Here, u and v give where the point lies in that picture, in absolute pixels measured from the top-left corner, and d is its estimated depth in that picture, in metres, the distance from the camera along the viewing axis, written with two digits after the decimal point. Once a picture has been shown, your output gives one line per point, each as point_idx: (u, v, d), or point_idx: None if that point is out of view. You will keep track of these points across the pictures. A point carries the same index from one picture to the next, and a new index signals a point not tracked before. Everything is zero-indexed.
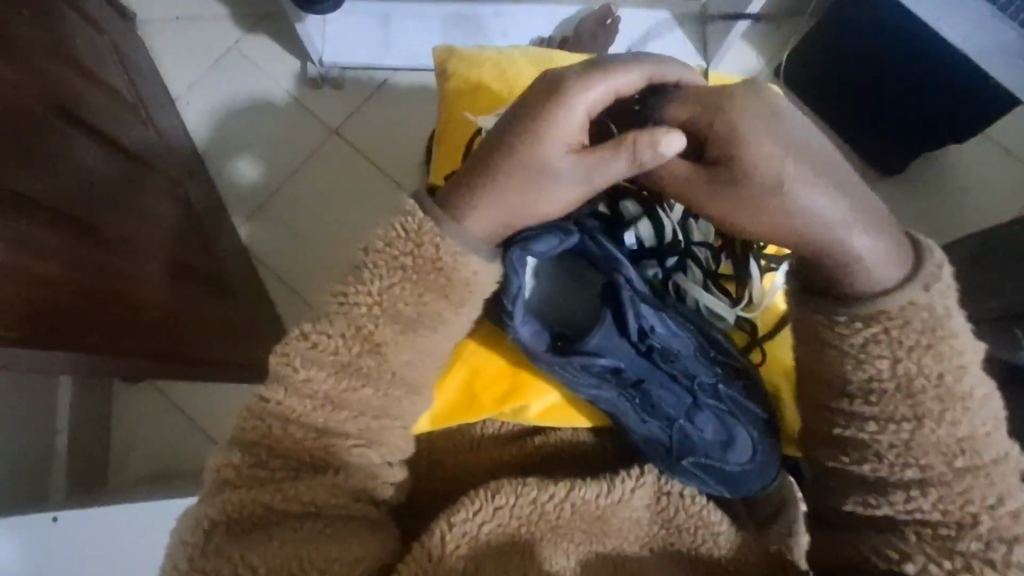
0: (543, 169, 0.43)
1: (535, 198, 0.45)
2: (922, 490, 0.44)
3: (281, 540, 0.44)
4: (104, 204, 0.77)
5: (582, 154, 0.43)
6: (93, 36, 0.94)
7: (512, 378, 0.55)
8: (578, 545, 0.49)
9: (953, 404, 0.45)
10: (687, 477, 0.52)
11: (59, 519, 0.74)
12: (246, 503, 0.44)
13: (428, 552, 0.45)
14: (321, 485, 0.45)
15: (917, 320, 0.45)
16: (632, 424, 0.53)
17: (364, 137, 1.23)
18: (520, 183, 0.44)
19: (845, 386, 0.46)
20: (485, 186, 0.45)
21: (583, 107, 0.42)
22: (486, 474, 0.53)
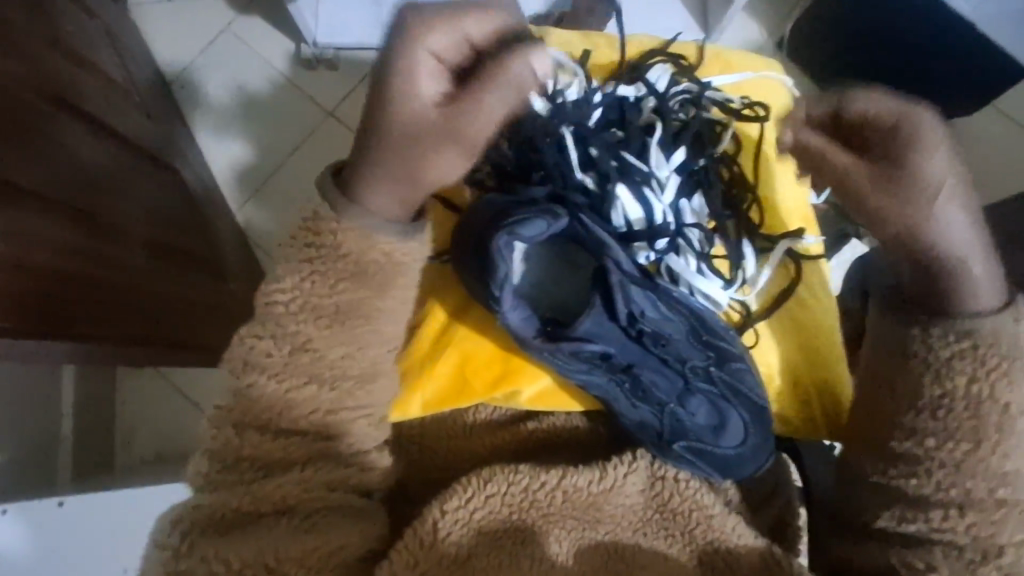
0: (409, 127, 0.43)
1: (420, 161, 0.44)
2: (960, 512, 0.48)
3: (257, 537, 0.45)
4: (100, 191, 0.76)
5: (446, 104, 0.42)
6: (84, 19, 0.93)
7: (504, 364, 0.55)
8: (570, 531, 0.49)
9: (1003, 432, 0.48)
10: (678, 459, 0.52)
11: (65, 504, 0.75)
12: (219, 503, 0.47)
13: (420, 539, 0.46)
14: (290, 480, 0.47)
15: (993, 341, 0.49)
16: (621, 410, 0.53)
17: (360, 119, 1.21)
18: (397, 148, 0.44)
19: (912, 401, 0.50)
20: (370, 156, 0.45)
21: (431, 56, 0.41)
22: (479, 457, 0.54)
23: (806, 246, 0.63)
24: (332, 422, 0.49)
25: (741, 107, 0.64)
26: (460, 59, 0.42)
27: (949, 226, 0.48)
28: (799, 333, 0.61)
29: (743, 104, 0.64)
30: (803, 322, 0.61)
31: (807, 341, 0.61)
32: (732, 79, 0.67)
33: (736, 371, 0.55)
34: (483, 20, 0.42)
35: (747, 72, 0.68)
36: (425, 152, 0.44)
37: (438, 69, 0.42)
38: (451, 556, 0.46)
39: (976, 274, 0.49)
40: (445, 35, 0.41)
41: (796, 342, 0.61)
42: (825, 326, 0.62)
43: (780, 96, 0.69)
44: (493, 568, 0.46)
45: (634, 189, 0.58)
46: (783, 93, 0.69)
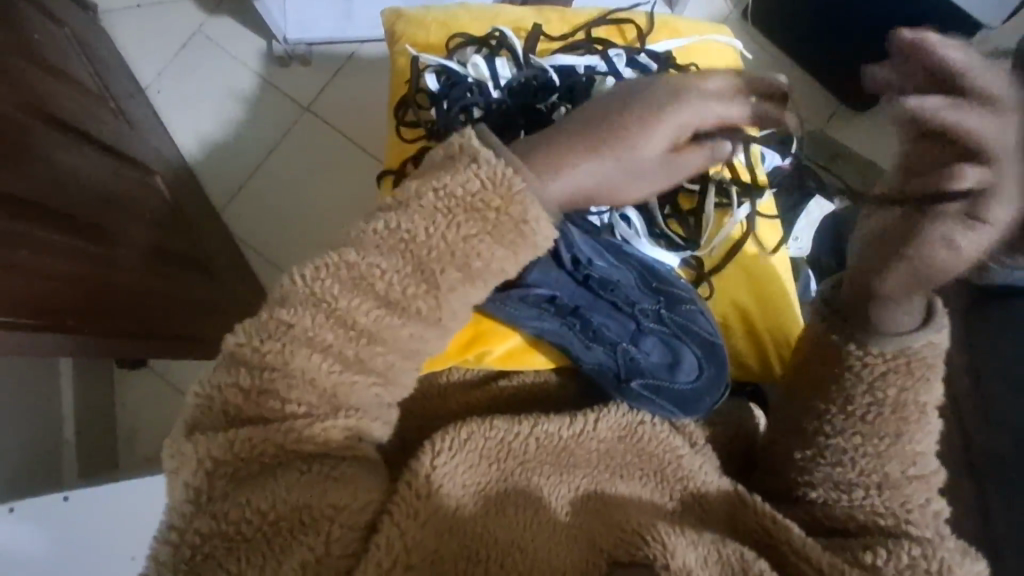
0: (618, 147, 0.50)
1: (620, 187, 0.51)
2: (878, 491, 0.50)
3: (288, 483, 0.45)
4: (85, 197, 0.79)
5: (672, 157, 0.51)
6: (54, 30, 0.95)
7: (474, 327, 0.59)
8: (550, 475, 0.52)
9: (920, 423, 0.51)
10: (638, 392, 0.56)
11: (70, 498, 0.78)
12: (254, 450, 0.46)
13: (417, 491, 0.48)
14: (333, 427, 0.47)
15: (920, 361, 0.50)
16: (579, 349, 0.57)
17: (336, 113, 1.23)
18: (615, 168, 0.50)
19: (842, 404, 0.52)
20: (588, 148, 0.50)
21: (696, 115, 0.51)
22: (456, 415, 0.58)
23: (761, 203, 0.69)
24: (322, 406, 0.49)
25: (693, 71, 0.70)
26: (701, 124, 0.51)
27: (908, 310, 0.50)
28: (753, 284, 0.67)
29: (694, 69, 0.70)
30: (756, 274, 0.67)
31: (761, 290, 0.67)
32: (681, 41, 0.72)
33: (679, 312, 0.61)
34: (710, 111, 0.51)
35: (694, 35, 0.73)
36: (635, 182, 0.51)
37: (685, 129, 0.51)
38: (445, 508, 0.48)
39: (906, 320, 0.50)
40: (719, 114, 0.51)
41: (750, 293, 0.67)
42: (775, 273, 0.68)
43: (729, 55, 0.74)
44: (483, 514, 0.49)
45: None
46: (731, 54, 0.74)
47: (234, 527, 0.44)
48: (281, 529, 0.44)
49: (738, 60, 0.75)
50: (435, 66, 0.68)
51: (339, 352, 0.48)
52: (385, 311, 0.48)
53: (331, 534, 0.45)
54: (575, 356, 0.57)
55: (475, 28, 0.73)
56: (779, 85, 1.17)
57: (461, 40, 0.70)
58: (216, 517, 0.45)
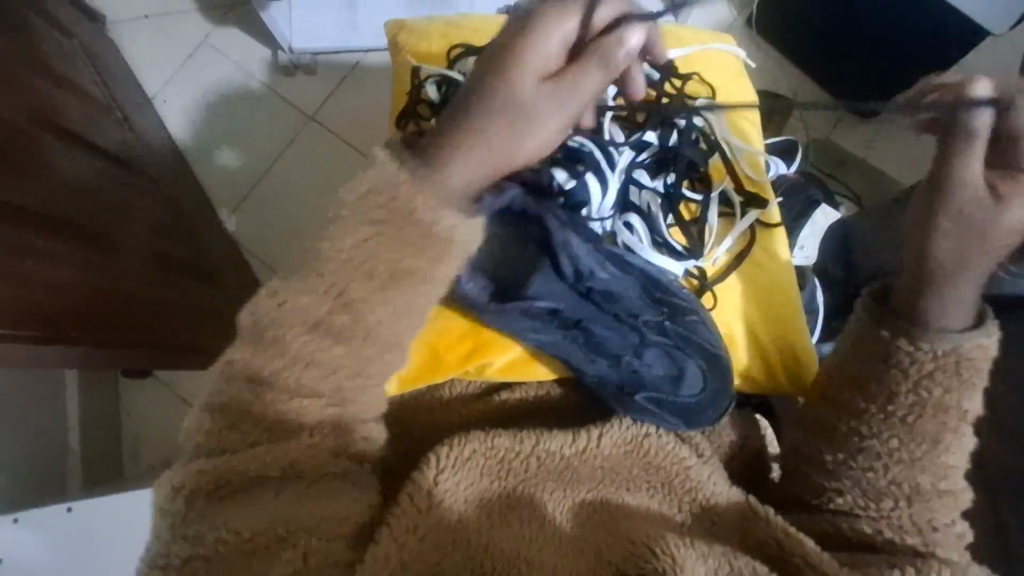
0: (483, 119, 0.44)
1: (518, 143, 0.45)
2: (907, 502, 0.50)
3: (262, 503, 0.46)
4: (88, 205, 0.79)
5: (556, 86, 0.43)
6: (61, 41, 0.96)
7: (474, 338, 0.59)
8: (555, 490, 0.52)
9: (955, 434, 0.50)
10: (641, 405, 0.56)
11: (73, 509, 0.78)
12: (246, 470, 0.46)
13: (417, 504, 0.48)
14: (295, 447, 0.47)
15: (970, 364, 0.49)
16: (581, 361, 0.58)
17: (340, 121, 1.24)
18: (505, 125, 0.44)
19: (886, 406, 0.51)
20: (474, 115, 0.44)
21: (557, 30, 0.42)
22: (456, 428, 0.58)
23: (767, 212, 0.67)
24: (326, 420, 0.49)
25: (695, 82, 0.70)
26: (568, 40, 0.43)
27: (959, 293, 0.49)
28: (756, 292, 0.66)
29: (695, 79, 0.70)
30: (762, 282, 0.66)
31: (764, 300, 0.66)
32: (683, 50, 0.71)
33: (680, 323, 0.60)
34: (566, 17, 0.42)
35: (695, 45, 0.73)
36: (524, 135, 0.44)
37: (558, 51, 0.43)
38: (446, 521, 0.48)
39: (955, 304, 0.49)
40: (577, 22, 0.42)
41: (753, 301, 0.66)
42: (781, 282, 0.67)
43: (730, 64, 0.74)
44: (487, 527, 0.49)
45: (596, 172, 0.62)
46: (733, 65, 0.74)
47: (218, 548, 0.44)
48: (258, 545, 0.44)
49: (742, 72, 0.75)
50: (435, 79, 0.68)
51: (341, 365, 0.48)
52: (388, 322, 0.48)
53: (309, 546, 0.45)
54: (577, 368, 0.58)
55: (477, 38, 0.73)
56: (785, 93, 1.17)
57: (462, 50, 0.70)
58: (190, 540, 0.45)
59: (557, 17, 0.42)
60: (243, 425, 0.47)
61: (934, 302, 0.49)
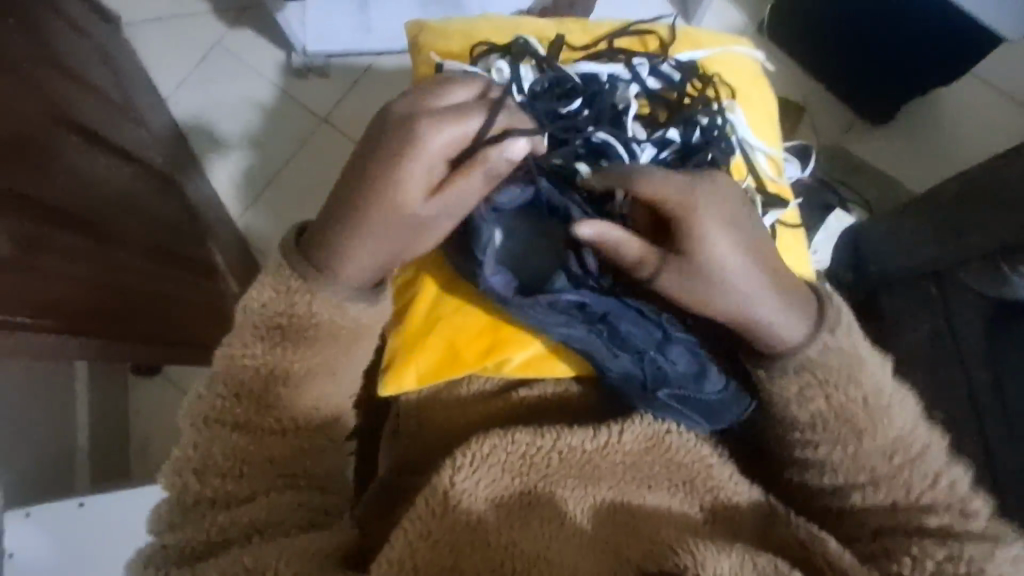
0: (371, 228, 0.48)
1: (413, 241, 0.49)
2: (872, 486, 0.55)
3: (234, 551, 0.48)
4: (104, 201, 0.79)
5: (444, 194, 0.47)
6: (78, 40, 0.96)
7: (493, 335, 0.58)
8: (575, 487, 0.51)
9: (870, 415, 0.54)
10: (665, 406, 0.55)
11: (84, 504, 0.79)
12: (221, 521, 0.50)
13: (433, 508, 0.48)
14: (249, 505, 0.50)
15: (828, 367, 0.53)
16: (604, 357, 0.56)
17: (352, 124, 1.24)
18: (391, 229, 0.48)
19: (795, 424, 0.55)
20: (363, 223, 0.47)
21: (441, 147, 0.46)
22: (474, 425, 0.58)
23: (786, 213, 0.68)
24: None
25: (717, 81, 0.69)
26: (445, 151, 0.46)
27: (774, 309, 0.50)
28: None
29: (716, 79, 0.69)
30: None
31: None
32: (703, 53, 0.71)
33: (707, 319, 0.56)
34: (440, 135, 0.46)
35: (713, 47, 0.73)
36: (417, 236, 0.49)
37: (440, 160, 0.47)
38: (463, 520, 0.48)
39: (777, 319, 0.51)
40: (445, 142, 0.46)
41: None
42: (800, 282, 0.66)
43: (748, 66, 0.74)
44: (506, 526, 0.49)
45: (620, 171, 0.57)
46: (750, 67, 0.74)
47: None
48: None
49: (758, 73, 0.75)
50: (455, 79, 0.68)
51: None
52: None
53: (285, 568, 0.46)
54: (600, 363, 0.56)
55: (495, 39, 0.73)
56: (795, 99, 1.17)
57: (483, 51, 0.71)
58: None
59: (422, 139, 0.45)
60: (215, 482, 0.51)
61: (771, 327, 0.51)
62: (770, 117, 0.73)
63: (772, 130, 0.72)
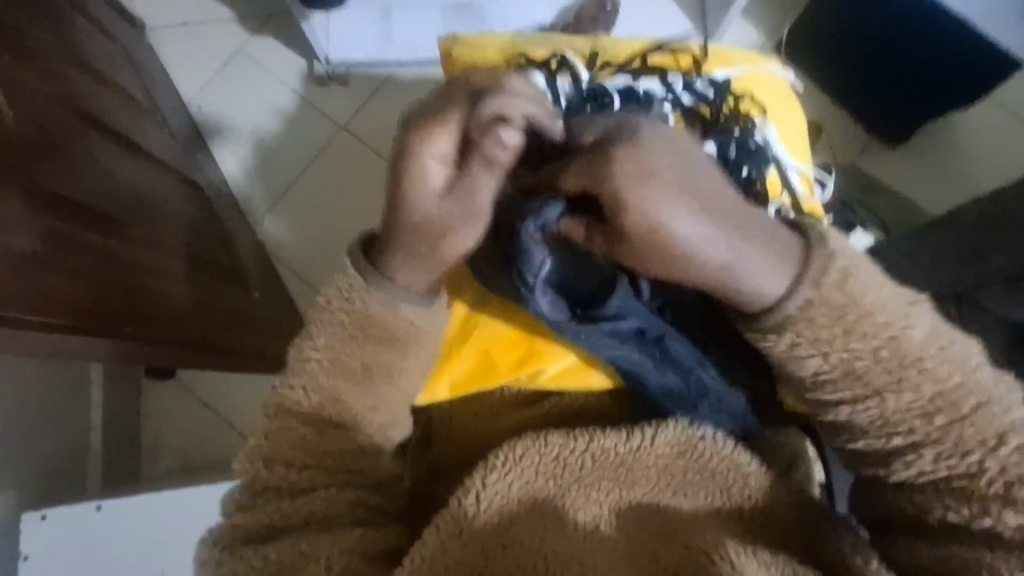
0: (399, 245, 0.43)
1: (440, 252, 0.42)
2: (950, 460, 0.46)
3: (295, 540, 0.48)
4: (128, 202, 0.80)
5: (459, 196, 0.39)
6: (106, 43, 0.98)
7: (527, 345, 0.59)
8: (607, 493, 0.52)
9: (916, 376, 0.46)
10: (703, 420, 0.56)
11: (102, 507, 0.78)
12: (281, 509, 0.49)
13: (461, 511, 0.49)
14: (311, 496, 0.50)
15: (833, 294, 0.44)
16: (648, 373, 0.55)
17: (372, 133, 1.25)
18: (416, 242, 0.42)
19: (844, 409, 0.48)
20: (397, 242, 0.42)
21: (434, 156, 0.37)
22: (507, 434, 0.59)
23: None
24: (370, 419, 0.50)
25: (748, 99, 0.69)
26: (440, 155, 0.37)
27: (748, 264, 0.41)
28: None
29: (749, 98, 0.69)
30: None
31: None
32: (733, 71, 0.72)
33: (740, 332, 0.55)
34: (424, 140, 0.36)
35: (743, 66, 0.74)
36: (444, 247, 0.41)
37: (436, 166, 0.37)
38: (494, 524, 0.49)
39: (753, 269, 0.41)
40: (435, 146, 0.36)
41: None
42: None
43: (777, 84, 0.75)
44: (540, 531, 0.50)
45: None
46: (782, 88, 0.75)
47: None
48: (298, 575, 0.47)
49: (789, 94, 0.75)
50: None
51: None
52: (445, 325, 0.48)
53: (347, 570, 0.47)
54: (638, 374, 0.55)
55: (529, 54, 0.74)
56: (812, 118, 1.18)
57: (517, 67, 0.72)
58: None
59: (407, 150, 0.37)
60: (275, 476, 0.50)
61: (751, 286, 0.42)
62: (800, 137, 0.74)
63: (802, 150, 0.73)
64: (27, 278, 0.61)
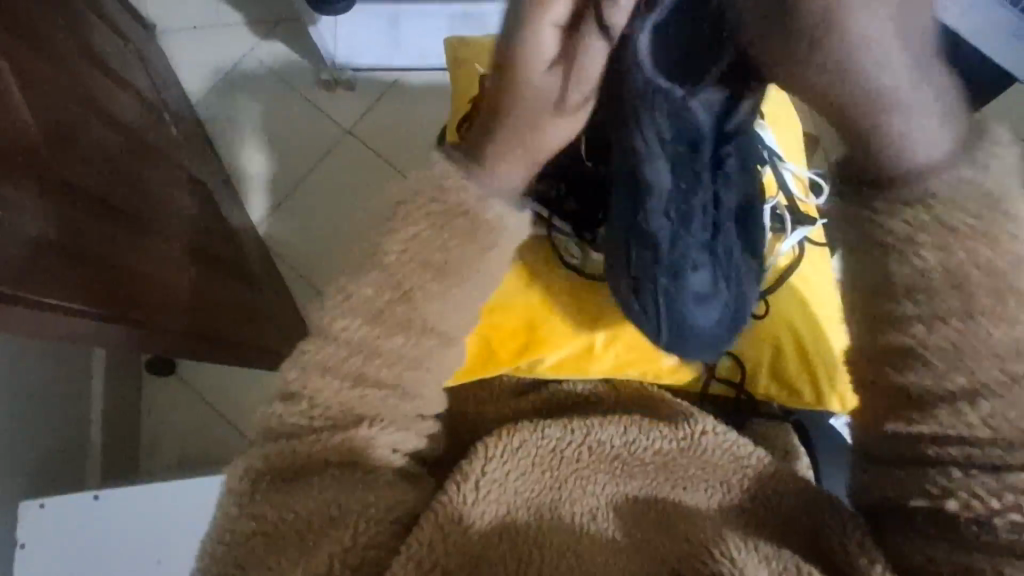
0: (510, 124, 0.45)
1: (545, 128, 0.45)
2: None
3: (320, 488, 0.48)
4: (135, 196, 0.81)
5: (568, 71, 0.43)
6: (117, 42, 0.99)
7: (528, 339, 0.71)
8: (605, 484, 0.54)
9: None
10: (689, 315, 0.60)
11: (100, 497, 0.78)
12: (318, 448, 0.49)
13: (456, 508, 0.49)
14: (348, 442, 0.50)
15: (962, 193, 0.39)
16: (667, 242, 0.54)
17: (377, 137, 1.27)
18: (523, 116, 0.45)
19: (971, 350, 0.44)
20: (506, 120, 0.45)
21: (548, 22, 0.40)
22: (504, 419, 0.64)
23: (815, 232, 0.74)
24: (398, 384, 0.51)
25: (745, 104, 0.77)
26: (557, 22, 0.40)
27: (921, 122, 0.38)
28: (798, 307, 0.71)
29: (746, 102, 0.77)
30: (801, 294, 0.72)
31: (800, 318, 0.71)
32: None
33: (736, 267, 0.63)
34: (550, 6, 0.39)
35: None
36: (554, 123, 0.45)
37: (552, 39, 0.41)
38: (493, 514, 0.50)
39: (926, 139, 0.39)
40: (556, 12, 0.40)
41: (793, 318, 0.71)
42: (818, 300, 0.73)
43: None
44: (537, 521, 0.51)
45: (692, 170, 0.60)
46: None
47: (280, 522, 0.48)
48: (313, 524, 0.47)
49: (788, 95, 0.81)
50: None
51: (433, 323, 0.50)
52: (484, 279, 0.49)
53: (363, 527, 0.48)
54: (656, 242, 0.53)
55: None
56: None
57: None
58: (254, 517, 0.48)
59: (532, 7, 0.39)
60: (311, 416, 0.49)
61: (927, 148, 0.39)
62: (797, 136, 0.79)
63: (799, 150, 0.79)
64: (36, 264, 0.62)
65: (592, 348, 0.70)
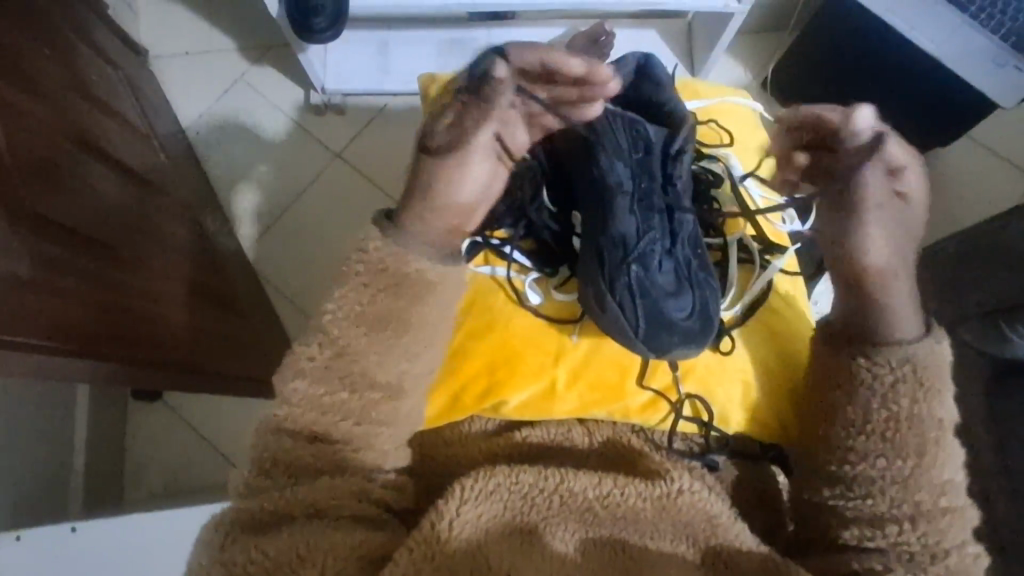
0: (430, 181, 0.60)
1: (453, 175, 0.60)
2: (911, 524, 0.57)
3: (288, 533, 0.53)
4: (120, 225, 0.81)
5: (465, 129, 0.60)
6: (108, 72, 1.00)
7: (491, 381, 0.68)
8: (573, 531, 0.58)
9: (938, 450, 0.58)
10: (663, 304, 0.66)
11: (78, 529, 0.77)
12: (293, 495, 0.55)
13: (433, 535, 0.54)
14: (322, 487, 0.56)
15: (927, 367, 0.60)
16: (632, 233, 0.67)
17: (367, 162, 1.28)
18: (435, 167, 0.60)
19: (859, 426, 0.60)
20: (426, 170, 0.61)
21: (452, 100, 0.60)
22: (477, 462, 0.67)
23: (786, 260, 0.76)
24: (356, 438, 0.58)
25: (708, 133, 0.82)
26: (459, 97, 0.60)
27: (899, 288, 0.62)
28: (772, 337, 0.72)
29: (709, 132, 0.82)
30: (775, 325, 0.72)
31: (779, 346, 0.72)
32: (694, 104, 0.83)
33: (700, 269, 0.69)
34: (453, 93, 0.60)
35: (711, 98, 0.84)
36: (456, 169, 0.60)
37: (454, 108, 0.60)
38: (462, 548, 0.54)
39: (899, 301, 0.61)
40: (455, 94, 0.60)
41: (770, 347, 0.72)
42: (799, 327, 0.73)
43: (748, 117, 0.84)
44: (508, 554, 0.54)
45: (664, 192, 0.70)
46: (750, 118, 0.84)
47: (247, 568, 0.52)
48: (280, 566, 0.51)
49: (756, 124, 0.85)
50: None
51: (374, 374, 0.59)
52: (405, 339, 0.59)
53: (327, 566, 0.51)
54: (622, 235, 0.67)
55: None
56: None
57: None
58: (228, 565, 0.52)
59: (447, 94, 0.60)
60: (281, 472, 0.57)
61: (896, 307, 0.61)
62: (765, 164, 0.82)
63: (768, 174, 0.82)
64: (15, 299, 0.62)
65: (556, 387, 0.68)
